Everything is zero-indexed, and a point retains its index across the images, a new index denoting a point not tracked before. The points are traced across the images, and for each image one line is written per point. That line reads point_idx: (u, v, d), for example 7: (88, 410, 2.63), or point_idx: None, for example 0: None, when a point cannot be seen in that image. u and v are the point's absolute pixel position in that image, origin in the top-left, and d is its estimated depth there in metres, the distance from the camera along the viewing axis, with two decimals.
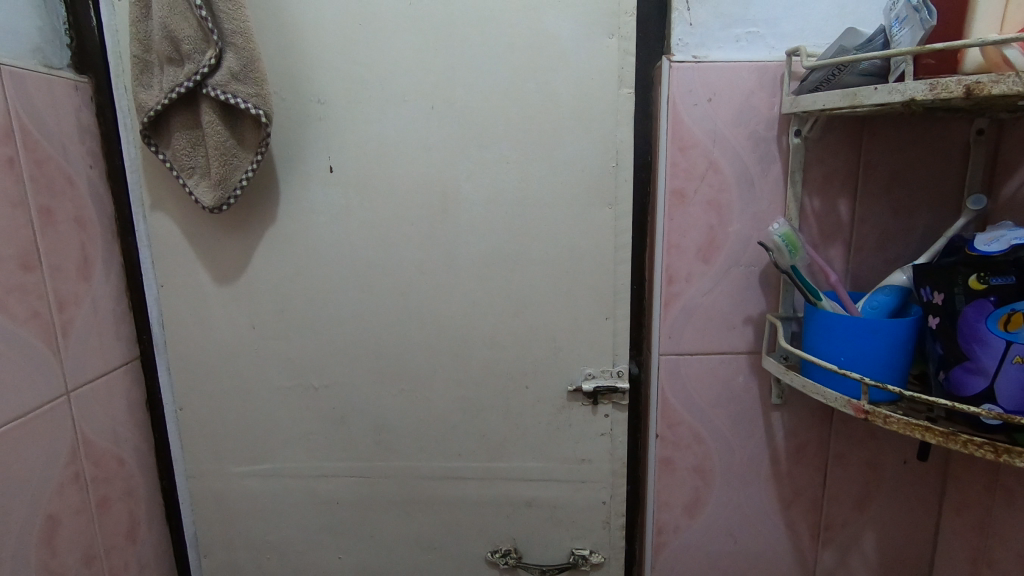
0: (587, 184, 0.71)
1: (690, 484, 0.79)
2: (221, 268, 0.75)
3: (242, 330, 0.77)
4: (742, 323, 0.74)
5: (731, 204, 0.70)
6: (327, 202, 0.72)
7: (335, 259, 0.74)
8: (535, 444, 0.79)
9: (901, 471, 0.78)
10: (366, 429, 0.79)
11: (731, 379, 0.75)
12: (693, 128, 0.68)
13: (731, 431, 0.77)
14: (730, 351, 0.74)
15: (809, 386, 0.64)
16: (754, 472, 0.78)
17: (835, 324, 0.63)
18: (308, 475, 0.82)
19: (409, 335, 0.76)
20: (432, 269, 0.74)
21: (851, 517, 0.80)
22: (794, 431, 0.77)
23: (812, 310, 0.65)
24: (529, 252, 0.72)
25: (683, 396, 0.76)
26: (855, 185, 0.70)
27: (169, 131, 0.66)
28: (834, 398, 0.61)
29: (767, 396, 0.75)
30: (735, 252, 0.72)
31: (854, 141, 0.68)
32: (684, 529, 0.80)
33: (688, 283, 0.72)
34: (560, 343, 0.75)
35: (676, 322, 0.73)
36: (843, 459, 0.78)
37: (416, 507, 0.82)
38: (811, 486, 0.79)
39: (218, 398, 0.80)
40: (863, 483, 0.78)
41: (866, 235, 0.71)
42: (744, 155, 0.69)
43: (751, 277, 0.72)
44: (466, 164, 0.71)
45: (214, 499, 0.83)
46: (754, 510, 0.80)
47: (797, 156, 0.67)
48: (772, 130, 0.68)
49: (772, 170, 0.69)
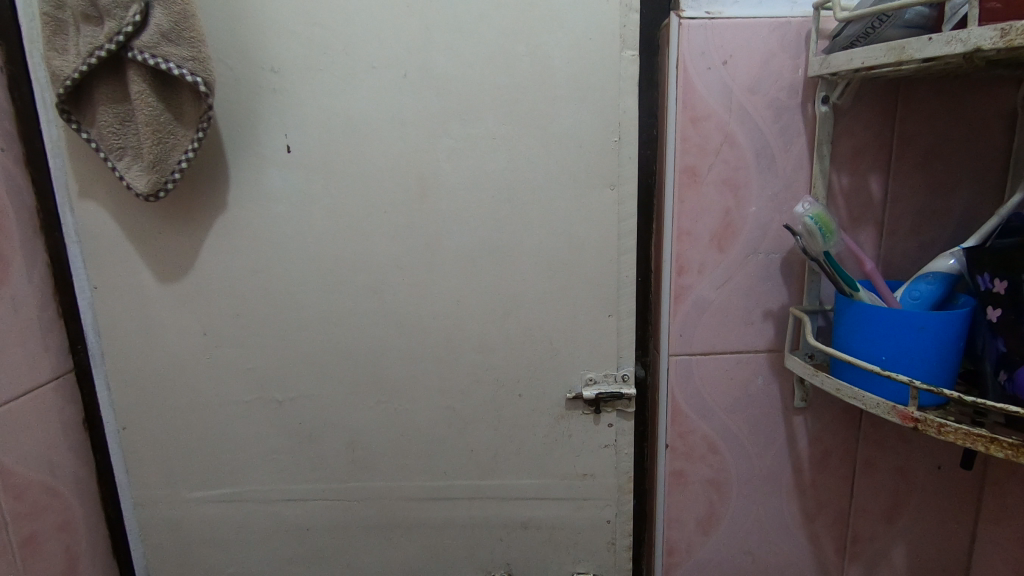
0: (586, 162, 0.62)
1: (703, 499, 0.70)
2: (164, 267, 0.65)
3: (192, 337, 0.67)
4: (761, 318, 0.65)
5: (749, 183, 0.62)
6: (285, 187, 0.62)
7: (297, 254, 0.64)
8: (531, 459, 0.70)
9: (935, 477, 0.70)
10: (338, 446, 0.70)
11: (749, 381, 0.67)
12: (705, 97, 0.60)
13: (750, 439, 0.69)
14: (748, 350, 0.66)
15: (844, 390, 0.56)
16: (774, 483, 0.70)
17: (874, 320, 0.55)
18: (274, 500, 0.72)
19: (385, 340, 0.66)
20: (409, 264, 0.64)
21: (880, 528, 0.72)
22: (818, 437, 0.69)
23: (847, 303, 0.57)
24: (520, 241, 0.63)
25: (696, 402, 0.67)
26: (888, 160, 0.61)
27: (91, 104, 0.56)
28: (876, 404, 0.53)
29: (790, 400, 0.67)
30: (753, 238, 0.63)
31: (888, 110, 0.60)
32: (698, 547, 0.72)
33: (701, 275, 0.64)
34: (558, 345, 0.66)
35: (688, 319, 0.65)
36: (871, 466, 0.70)
37: (398, 532, 0.73)
38: (836, 497, 0.71)
39: (168, 415, 0.69)
40: (892, 491, 0.71)
41: (900, 216, 0.63)
42: (764, 127, 0.61)
43: (772, 266, 0.64)
44: (445, 141, 0.61)
45: (167, 530, 0.73)
46: (775, 525, 0.72)
47: (824, 127, 0.60)
48: (796, 97, 0.60)
49: (795, 145, 0.61)
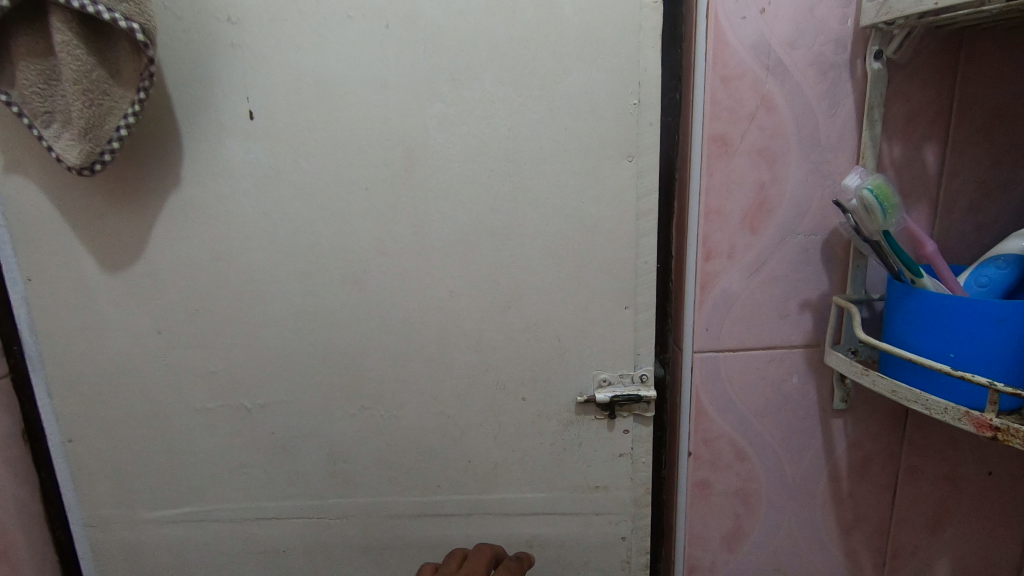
0: (601, 129, 0.53)
1: (730, 513, 0.63)
2: (109, 254, 0.55)
3: (145, 336, 0.58)
4: (798, 310, 0.57)
5: (787, 154, 0.54)
6: (249, 160, 0.53)
7: (264, 238, 0.55)
8: (537, 471, 0.62)
9: (988, 486, 0.63)
10: (316, 458, 0.62)
11: (783, 381, 0.59)
12: (739, 52, 0.51)
13: (782, 446, 0.61)
14: (782, 346, 0.58)
15: (902, 393, 0.49)
16: (809, 494, 0.63)
17: (938, 311, 0.46)
18: (245, 519, 0.64)
19: (369, 337, 0.58)
20: (395, 250, 0.55)
21: (925, 543, 0.65)
22: (859, 442, 0.61)
23: (906, 291, 0.49)
24: (524, 222, 0.55)
25: (723, 404, 0.59)
26: (947, 126, 0.53)
27: (6, 59, 0.45)
28: (944, 410, 0.45)
29: (828, 401, 0.60)
30: (790, 218, 0.55)
31: (947, 67, 0.52)
32: (722, 565, 0.64)
33: (730, 260, 0.56)
34: (568, 342, 0.58)
35: (715, 312, 0.57)
36: (915, 473, 0.62)
37: (386, 553, 0.65)
38: (876, 508, 0.64)
39: (120, 426, 0.60)
40: (940, 502, 0.63)
41: (959, 191, 0.54)
42: (805, 87, 0.52)
43: (811, 250, 0.56)
44: (434, 105, 0.52)
45: (125, 555, 0.64)
46: (809, 540, 0.64)
47: (876, 87, 0.51)
48: (843, 51, 0.52)
49: (841, 109, 0.53)
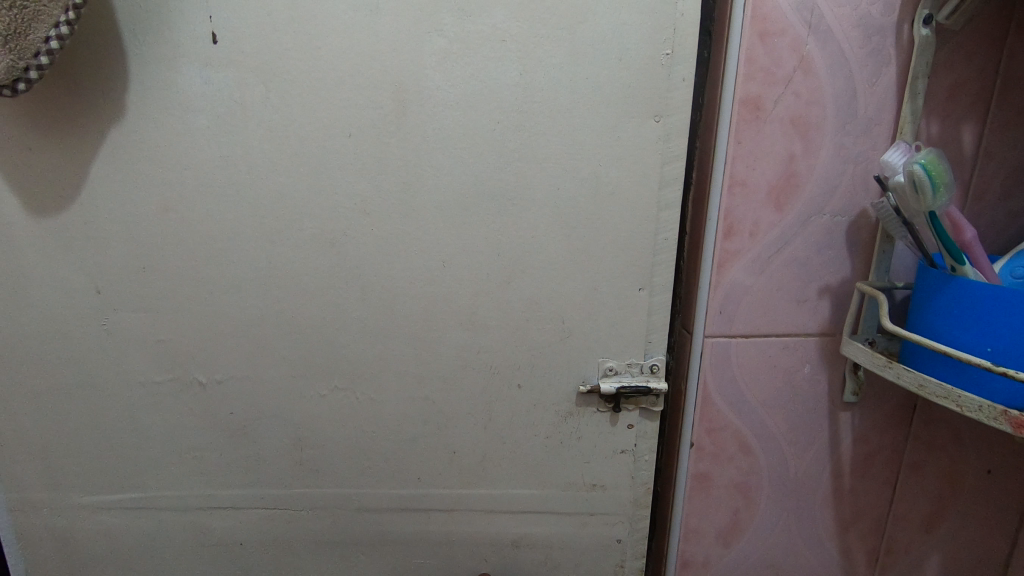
0: (628, 81, 0.46)
1: (728, 507, 0.58)
2: (36, 198, 0.46)
3: (80, 295, 0.49)
4: (817, 295, 0.52)
5: (821, 124, 0.47)
6: (211, 93, 0.45)
7: (226, 187, 0.47)
8: (527, 466, 0.55)
9: (992, 491, 0.56)
10: (281, 443, 0.54)
11: (794, 371, 0.54)
12: (782, 3, 0.44)
13: (788, 438, 0.56)
14: (797, 334, 0.53)
15: (929, 387, 0.42)
16: (810, 491, 0.58)
17: (977, 297, 0.39)
18: (196, 507, 0.56)
19: (346, 310, 0.50)
20: (380, 209, 0.48)
21: (919, 542, 0.59)
22: (864, 438, 0.56)
23: (943, 280, 0.41)
24: (531, 186, 0.48)
25: (732, 394, 0.54)
26: (988, 103, 0.47)
27: None
28: (979, 408, 0.38)
29: (838, 393, 0.54)
30: (819, 195, 0.49)
31: (995, 39, 0.46)
32: (716, 559, 0.59)
33: (753, 239, 0.49)
34: (573, 326, 0.51)
35: (730, 297, 0.51)
36: (919, 471, 0.57)
37: (355, 549, 0.58)
38: (874, 505, 0.58)
39: (51, 399, 0.52)
40: (937, 500, 0.58)
41: (993, 178, 0.49)
42: (847, 50, 0.46)
43: (836, 232, 0.50)
44: (434, 40, 0.44)
45: (57, 544, 0.57)
46: (806, 536, 0.59)
47: (924, 55, 0.45)
48: (890, 12, 0.45)
49: (881, 78, 0.47)
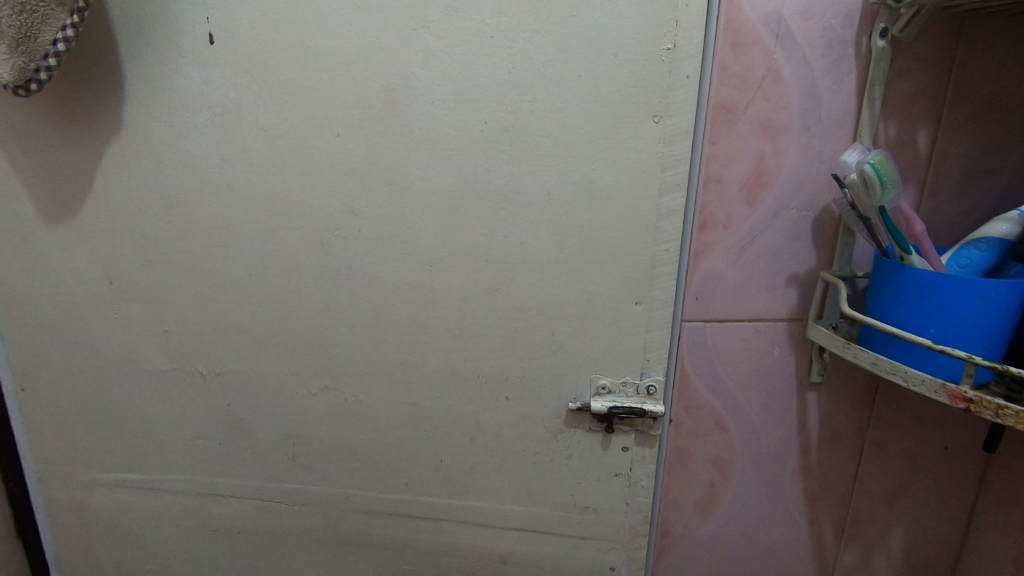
0: (627, 78, 0.42)
1: (705, 479, 0.52)
2: (57, 193, 0.49)
3: (96, 286, 0.52)
4: (785, 284, 0.46)
5: (790, 131, 0.43)
6: (210, 92, 0.45)
7: (221, 184, 0.48)
8: (516, 480, 0.53)
9: (955, 468, 0.49)
10: (275, 437, 0.55)
11: (761, 354, 0.48)
12: (750, 18, 0.41)
13: (761, 417, 0.50)
14: (768, 316, 0.47)
15: (881, 366, 0.37)
16: (776, 465, 0.51)
17: (935, 273, 0.34)
18: (198, 494, 0.58)
19: (335, 311, 0.50)
20: (368, 210, 0.47)
21: (882, 514, 0.52)
22: (830, 414, 0.49)
23: (892, 269, 0.36)
24: (521, 190, 0.45)
25: (710, 372, 0.49)
26: (941, 104, 0.41)
27: None
28: (924, 384, 0.34)
29: (803, 373, 0.48)
30: (783, 193, 0.44)
31: (954, 46, 0.40)
32: (693, 531, 0.54)
33: (728, 232, 0.46)
34: (563, 339, 0.48)
35: (705, 285, 0.47)
36: (882, 450, 0.50)
37: (344, 548, 0.58)
38: (838, 478, 0.51)
39: (74, 380, 0.55)
40: (901, 479, 0.50)
41: (945, 180, 0.43)
42: (812, 61, 0.42)
43: (803, 227, 0.45)
44: (421, 37, 0.43)
45: (79, 515, 0.60)
46: (779, 512, 0.53)
47: (882, 65, 0.41)
48: (851, 24, 0.41)
49: (840, 86, 0.42)
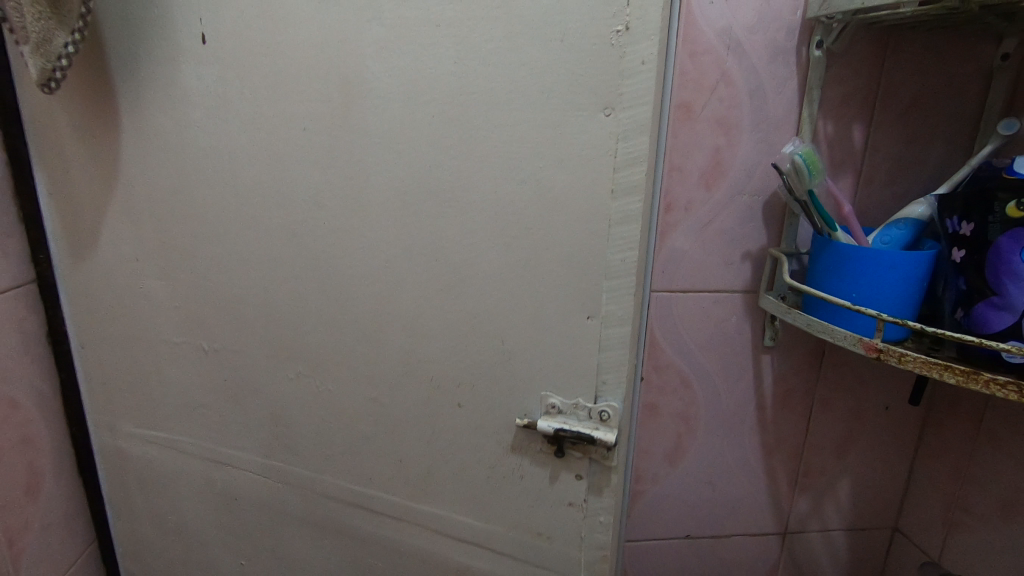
0: (577, 66, 0.38)
1: (673, 431, 0.61)
2: (95, 177, 0.55)
3: (126, 262, 0.58)
4: (741, 259, 0.54)
5: (742, 122, 0.51)
6: (202, 87, 0.49)
7: (212, 174, 0.51)
8: (470, 491, 0.51)
9: (893, 426, 0.61)
10: (263, 414, 0.58)
11: (722, 321, 0.57)
12: (705, 31, 0.49)
13: (723, 379, 0.59)
14: (725, 288, 0.55)
15: (814, 326, 0.44)
16: (738, 420, 0.60)
17: (857, 249, 0.42)
18: (205, 459, 0.64)
19: (305, 301, 0.52)
20: (330, 204, 0.48)
21: (834, 467, 0.62)
22: (785, 376, 0.59)
23: (822, 242, 0.45)
24: (471, 183, 0.43)
25: (678, 336, 0.57)
26: (873, 106, 0.50)
27: None
28: (842, 337, 0.42)
29: (758, 338, 0.57)
30: (741, 180, 0.52)
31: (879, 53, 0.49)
32: (664, 478, 0.63)
33: (688, 213, 0.53)
34: (512, 348, 0.45)
35: (670, 261, 0.55)
36: (828, 409, 0.60)
37: (319, 530, 0.60)
38: (794, 434, 0.61)
39: (113, 344, 0.62)
40: (844, 432, 0.61)
41: (881, 167, 0.52)
42: (757, 63, 0.49)
43: (757, 209, 0.53)
44: (373, 28, 0.42)
45: (120, 464, 0.68)
46: (738, 465, 0.62)
47: (818, 71, 0.48)
48: (793, 36, 0.48)
49: (785, 87, 0.50)
